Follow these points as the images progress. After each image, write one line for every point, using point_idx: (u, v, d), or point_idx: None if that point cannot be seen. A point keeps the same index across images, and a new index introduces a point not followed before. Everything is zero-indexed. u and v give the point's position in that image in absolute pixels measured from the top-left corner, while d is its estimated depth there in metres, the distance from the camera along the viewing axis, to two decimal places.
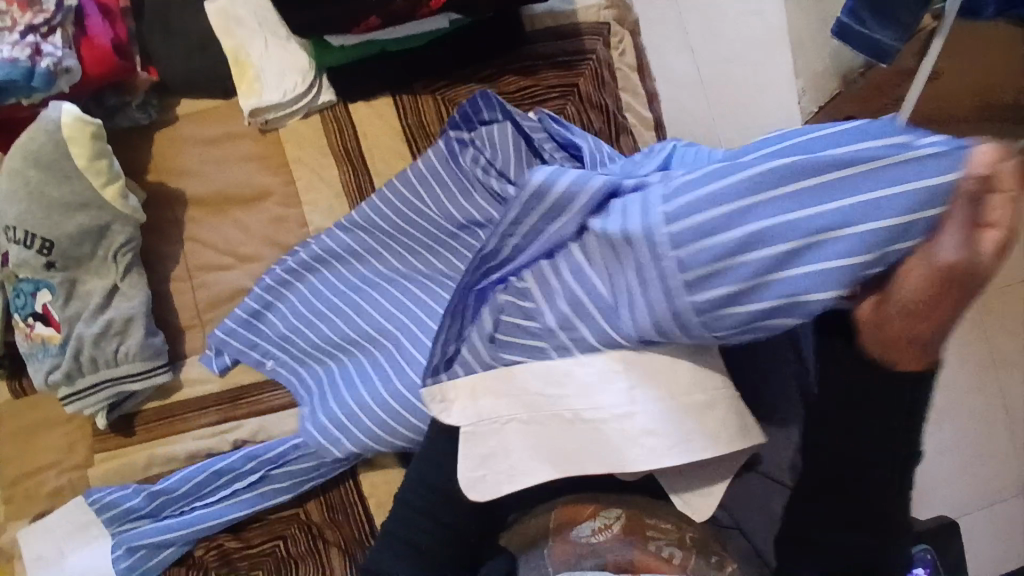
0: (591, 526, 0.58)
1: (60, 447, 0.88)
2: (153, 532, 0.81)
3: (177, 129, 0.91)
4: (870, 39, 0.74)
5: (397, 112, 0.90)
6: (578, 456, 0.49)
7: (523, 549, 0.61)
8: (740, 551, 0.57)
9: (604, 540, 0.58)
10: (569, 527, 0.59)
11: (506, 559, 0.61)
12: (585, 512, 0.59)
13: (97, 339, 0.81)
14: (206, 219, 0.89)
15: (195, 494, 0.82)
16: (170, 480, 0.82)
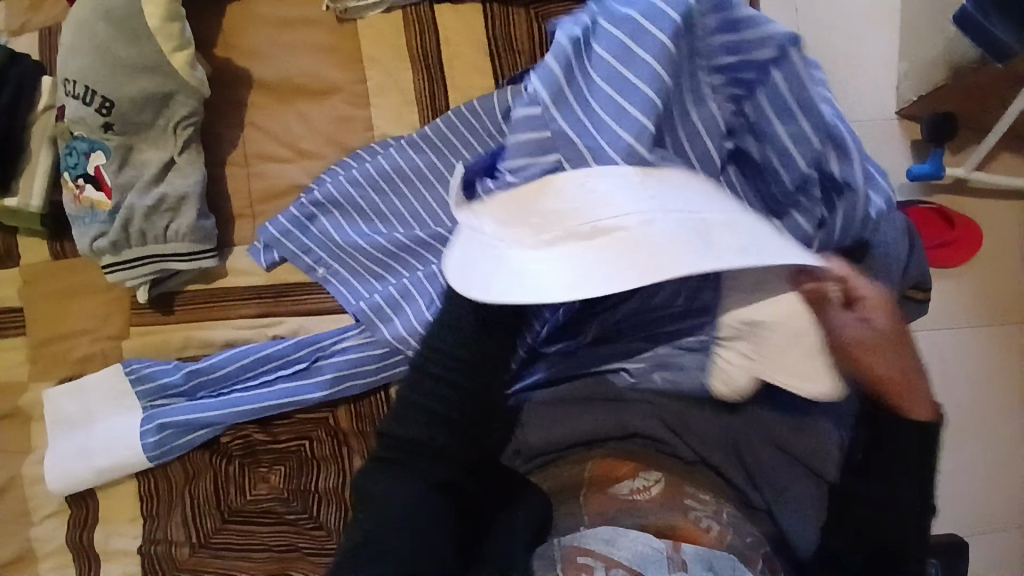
0: (630, 484, 0.62)
1: (96, 315, 0.87)
2: (184, 411, 0.82)
3: (251, 5, 0.86)
4: (987, 31, 0.81)
5: (485, 21, 0.84)
6: (632, 260, 0.41)
7: (557, 493, 0.64)
8: (767, 531, 0.63)
9: (644, 498, 0.61)
10: (606, 482, 0.63)
11: (540, 508, 0.59)
12: (623, 470, 0.63)
13: (149, 212, 0.79)
14: (270, 106, 0.85)
15: (234, 378, 0.83)
16: (210, 360, 0.83)
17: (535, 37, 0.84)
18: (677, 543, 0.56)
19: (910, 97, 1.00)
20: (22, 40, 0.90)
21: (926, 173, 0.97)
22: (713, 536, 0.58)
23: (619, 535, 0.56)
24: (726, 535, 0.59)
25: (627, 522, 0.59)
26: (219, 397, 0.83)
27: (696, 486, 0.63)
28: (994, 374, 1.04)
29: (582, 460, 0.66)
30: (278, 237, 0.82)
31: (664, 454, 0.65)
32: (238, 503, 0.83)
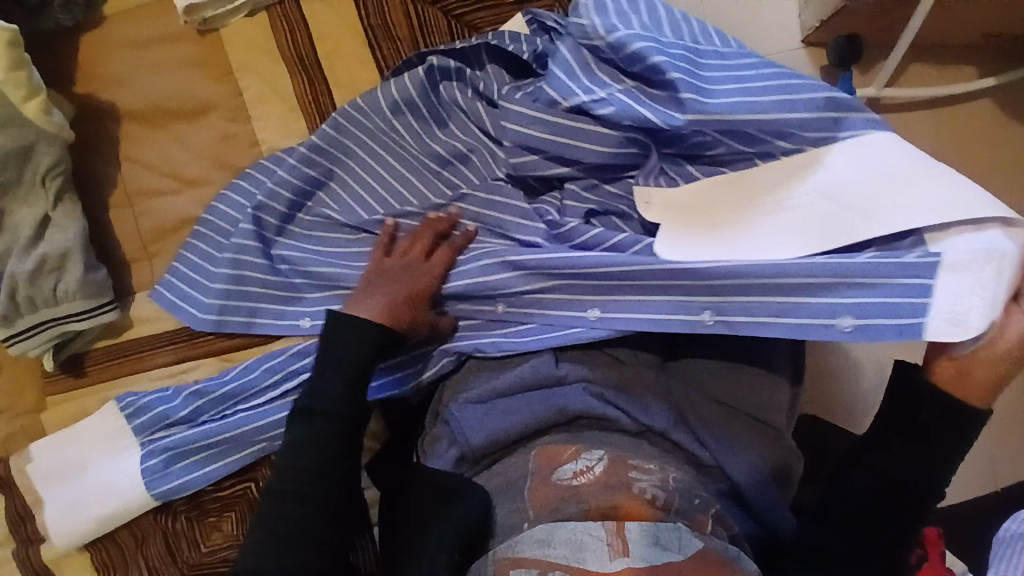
0: (571, 467, 0.62)
1: (4, 392, 0.81)
2: (206, 430, 0.75)
3: (105, 31, 0.79)
4: None
5: (358, 11, 0.79)
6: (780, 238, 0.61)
7: (500, 488, 0.65)
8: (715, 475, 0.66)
9: (585, 481, 0.61)
10: (549, 470, 0.63)
11: (480, 499, 0.65)
12: (565, 454, 0.64)
13: (33, 276, 0.73)
14: (146, 138, 0.79)
15: (237, 396, 0.76)
16: (213, 380, 0.76)
17: (414, 20, 0.79)
18: (620, 523, 0.57)
19: (812, 24, 0.98)
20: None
21: None
22: (658, 505, 0.59)
23: (555, 532, 0.57)
24: (672, 501, 0.60)
25: (572, 509, 0.59)
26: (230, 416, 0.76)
27: (639, 456, 0.63)
28: None
29: (530, 450, 0.66)
30: (222, 301, 0.75)
31: (602, 427, 0.67)
32: (194, 557, 0.80)
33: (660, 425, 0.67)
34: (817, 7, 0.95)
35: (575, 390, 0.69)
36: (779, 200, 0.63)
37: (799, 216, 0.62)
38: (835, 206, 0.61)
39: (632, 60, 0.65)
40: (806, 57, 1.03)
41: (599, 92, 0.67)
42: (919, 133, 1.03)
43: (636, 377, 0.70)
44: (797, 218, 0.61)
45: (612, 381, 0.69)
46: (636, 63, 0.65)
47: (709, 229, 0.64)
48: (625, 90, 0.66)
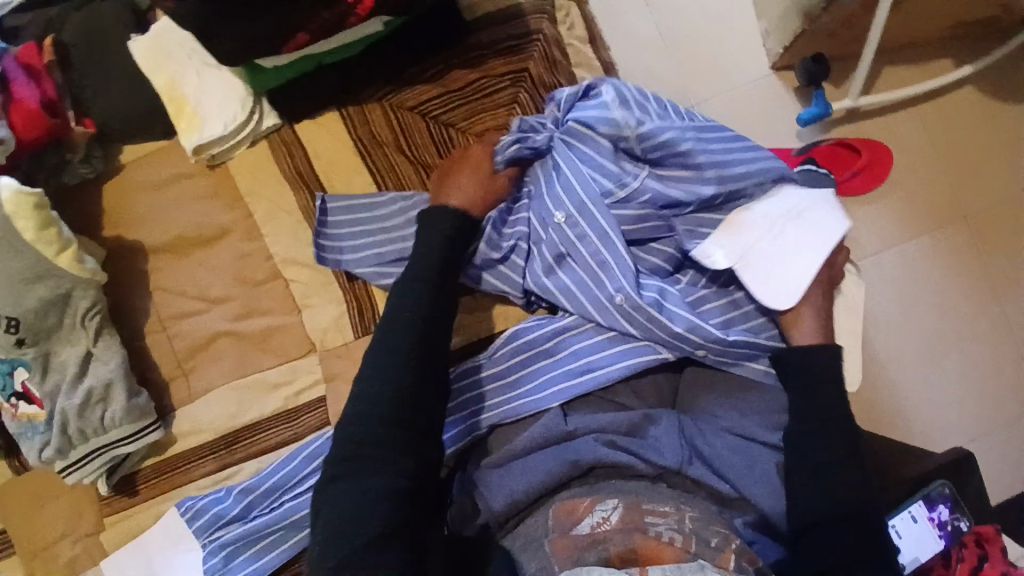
0: (589, 521, 0.65)
1: (65, 519, 0.88)
2: (260, 523, 0.79)
3: (125, 179, 0.88)
4: None
5: (347, 126, 0.87)
6: (814, 244, 0.75)
7: (522, 546, 0.68)
8: (745, 508, 0.70)
9: (603, 531, 0.64)
10: (568, 523, 0.66)
11: (504, 561, 0.67)
12: (581, 508, 0.67)
13: (81, 409, 0.79)
14: (171, 267, 0.87)
15: (287, 485, 0.80)
16: (263, 473, 0.81)
17: (397, 126, 0.87)
18: (643, 569, 0.59)
19: (777, 50, 1.15)
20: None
21: (814, 116, 1.12)
22: (678, 546, 0.61)
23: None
24: (691, 541, 0.62)
25: (590, 559, 0.61)
26: (281, 506, 0.80)
27: (653, 501, 0.67)
28: (948, 275, 1.15)
29: (548, 508, 0.69)
30: None
31: (616, 474, 0.71)
32: None
33: (674, 464, 0.71)
34: (778, 36, 1.13)
35: (586, 441, 0.73)
36: (791, 210, 0.76)
37: (809, 217, 0.76)
38: (819, 205, 0.77)
39: (652, 149, 0.78)
40: (780, 81, 1.18)
41: (632, 181, 0.79)
42: (903, 129, 1.17)
43: (647, 420, 0.74)
44: (810, 219, 0.76)
45: (624, 428, 0.74)
46: (654, 151, 0.78)
47: (766, 254, 0.75)
48: (648, 175, 0.79)
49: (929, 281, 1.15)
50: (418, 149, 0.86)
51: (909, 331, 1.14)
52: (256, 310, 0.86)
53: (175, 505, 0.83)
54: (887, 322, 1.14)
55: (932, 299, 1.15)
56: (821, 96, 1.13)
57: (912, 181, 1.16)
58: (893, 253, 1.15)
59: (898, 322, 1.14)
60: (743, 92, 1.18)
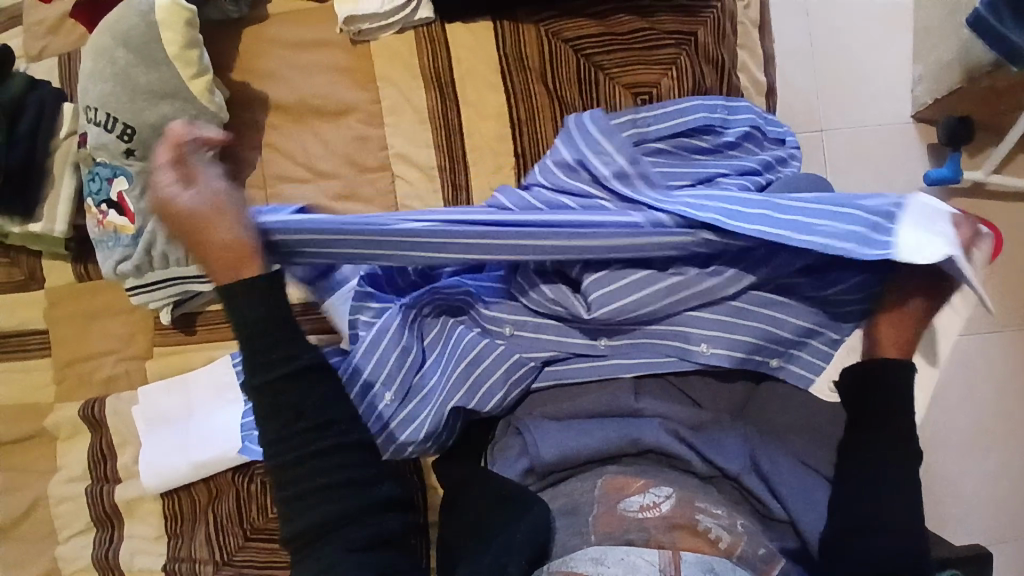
0: (639, 500, 0.66)
1: (119, 336, 0.92)
2: None
3: (264, 29, 0.88)
4: (1003, 35, 0.90)
5: (496, 39, 0.85)
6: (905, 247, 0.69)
7: (564, 510, 0.70)
8: (782, 527, 0.70)
9: (651, 516, 0.65)
10: (617, 498, 0.68)
11: (544, 510, 0.69)
12: (633, 486, 0.68)
13: (171, 236, 0.80)
14: (286, 129, 0.87)
15: None
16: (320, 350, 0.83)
17: (546, 54, 0.84)
18: (677, 554, 0.62)
19: (924, 99, 1.13)
20: (42, 66, 0.92)
21: (944, 177, 1.10)
22: (721, 547, 0.63)
23: (609, 553, 0.63)
24: (738, 546, 0.64)
25: (635, 536, 0.64)
26: None
27: (707, 500, 0.67)
28: (1016, 374, 1.12)
29: (597, 477, 0.70)
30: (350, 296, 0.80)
31: (672, 464, 0.71)
32: (260, 522, 0.87)
33: (736, 471, 0.71)
34: (929, 85, 1.11)
35: (653, 424, 0.72)
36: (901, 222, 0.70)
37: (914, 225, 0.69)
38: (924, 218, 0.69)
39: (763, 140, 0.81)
40: (918, 132, 1.16)
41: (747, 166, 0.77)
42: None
43: (715, 422, 0.74)
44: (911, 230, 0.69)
45: (690, 422, 0.73)
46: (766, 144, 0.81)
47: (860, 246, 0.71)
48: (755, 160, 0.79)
49: (994, 376, 1.12)
50: (561, 85, 0.84)
51: (964, 413, 1.11)
52: (356, 195, 0.86)
53: (228, 354, 0.88)
54: (942, 399, 1.11)
55: (991, 395, 1.12)
56: (954, 158, 1.10)
57: (1014, 269, 1.13)
58: (970, 338, 1.12)
59: (955, 405, 1.11)
60: (878, 131, 1.15)
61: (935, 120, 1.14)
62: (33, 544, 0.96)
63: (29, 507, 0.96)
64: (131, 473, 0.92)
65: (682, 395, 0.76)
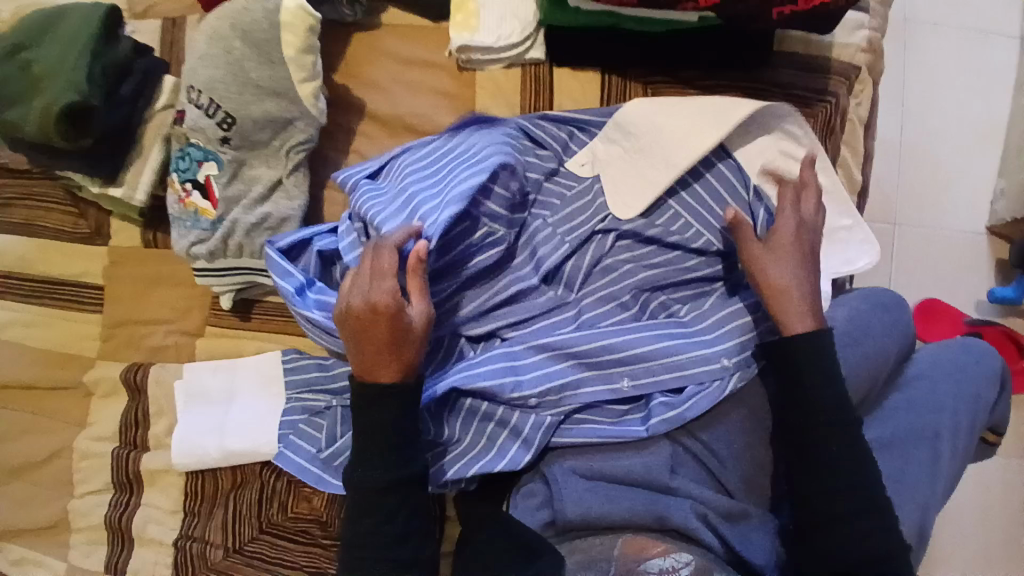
0: (659, 564, 0.70)
1: (174, 308, 0.93)
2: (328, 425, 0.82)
3: (377, 38, 0.89)
4: None
5: (602, 93, 0.85)
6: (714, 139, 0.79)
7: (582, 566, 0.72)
8: None
9: None
10: (637, 560, 0.71)
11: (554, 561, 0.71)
12: (653, 549, 0.72)
13: (251, 229, 0.81)
14: (378, 139, 0.89)
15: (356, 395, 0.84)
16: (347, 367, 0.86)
17: None
18: None
19: (1004, 216, 1.11)
20: (145, 25, 0.91)
21: (1006, 298, 1.09)
22: None
23: None
24: None
25: None
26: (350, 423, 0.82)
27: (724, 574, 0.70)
28: None
29: (616, 537, 0.73)
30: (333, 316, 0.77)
31: (698, 548, 0.72)
32: (278, 518, 0.88)
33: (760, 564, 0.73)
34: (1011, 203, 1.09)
35: (683, 505, 0.73)
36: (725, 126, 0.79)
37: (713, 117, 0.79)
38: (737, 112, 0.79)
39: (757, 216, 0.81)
40: (988, 245, 1.14)
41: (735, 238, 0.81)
42: None
43: (745, 513, 0.75)
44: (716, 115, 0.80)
45: (722, 510, 0.74)
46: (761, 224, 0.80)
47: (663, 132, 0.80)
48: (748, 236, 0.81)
49: (1013, 505, 1.10)
50: None
51: (974, 536, 1.09)
52: None
53: (278, 350, 0.89)
54: (957, 516, 1.10)
55: (1007, 522, 1.10)
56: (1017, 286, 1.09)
57: None
58: (995, 463, 1.11)
59: (968, 527, 1.10)
60: (962, 239, 1.14)
61: (1010, 238, 1.12)
62: (49, 493, 0.97)
63: (53, 454, 0.97)
64: (161, 445, 0.93)
65: (711, 473, 0.77)
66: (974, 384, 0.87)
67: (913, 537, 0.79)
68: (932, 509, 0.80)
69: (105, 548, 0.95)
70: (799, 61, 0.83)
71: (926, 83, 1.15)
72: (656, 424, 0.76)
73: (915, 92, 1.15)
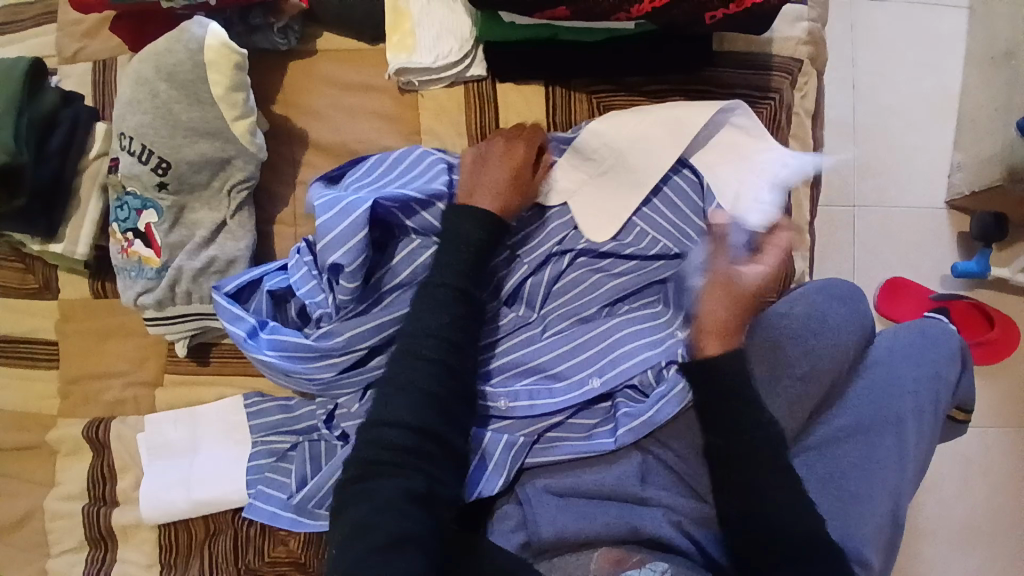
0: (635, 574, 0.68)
1: (130, 359, 0.90)
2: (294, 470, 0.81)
3: (314, 66, 0.87)
4: None
5: (546, 105, 0.83)
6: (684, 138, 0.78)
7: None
8: None
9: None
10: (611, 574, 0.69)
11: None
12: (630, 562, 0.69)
13: (198, 274, 0.79)
14: (323, 168, 0.86)
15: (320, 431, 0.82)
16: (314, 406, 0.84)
17: None
18: None
19: (962, 190, 1.11)
20: (72, 70, 0.87)
21: (972, 272, 1.09)
22: None
23: None
24: None
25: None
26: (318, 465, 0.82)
27: None
28: (1012, 474, 1.10)
29: (592, 552, 0.71)
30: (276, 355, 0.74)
31: (671, 556, 0.70)
32: (255, 564, 0.86)
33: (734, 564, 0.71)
34: (969, 176, 1.09)
35: (656, 515, 0.71)
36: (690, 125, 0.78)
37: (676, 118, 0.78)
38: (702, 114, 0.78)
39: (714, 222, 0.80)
40: (950, 220, 1.14)
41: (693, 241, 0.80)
42: None
43: None
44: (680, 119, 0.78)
45: (698, 516, 0.72)
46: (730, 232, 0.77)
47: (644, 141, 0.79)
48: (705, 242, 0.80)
49: (993, 475, 1.10)
50: None
51: (957, 507, 1.09)
52: None
53: (239, 394, 0.87)
54: (940, 492, 1.10)
55: (989, 493, 1.10)
56: (986, 257, 1.10)
57: None
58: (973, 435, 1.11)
59: (950, 498, 1.10)
60: (920, 215, 1.14)
61: (970, 211, 1.12)
62: (20, 557, 0.95)
63: (22, 516, 0.95)
64: (129, 499, 0.91)
65: (686, 479, 0.75)
66: (934, 364, 0.86)
67: (886, 525, 0.79)
68: (904, 497, 0.80)
69: None
70: (743, 59, 0.81)
71: (876, 63, 1.14)
72: (623, 435, 0.75)
73: (867, 73, 1.14)
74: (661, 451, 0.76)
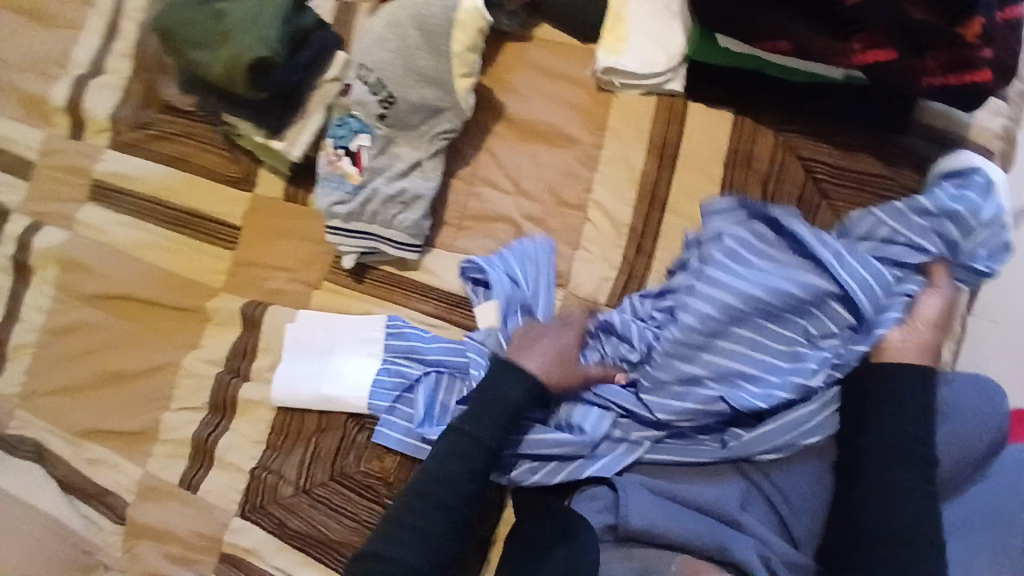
0: None
1: (296, 259, 1.03)
2: (422, 403, 0.91)
3: (527, 50, 0.97)
4: None
5: (732, 133, 0.88)
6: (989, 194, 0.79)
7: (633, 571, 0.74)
8: None
9: None
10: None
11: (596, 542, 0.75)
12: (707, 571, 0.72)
13: (387, 200, 0.89)
14: (508, 140, 0.96)
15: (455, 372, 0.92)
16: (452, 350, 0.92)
17: (776, 163, 0.86)
18: None
19: None
20: (324, 6, 1.02)
21: None
22: None
23: None
24: None
25: None
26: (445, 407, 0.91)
27: None
28: None
29: (674, 554, 0.74)
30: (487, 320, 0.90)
31: None
32: (350, 470, 0.94)
33: None
34: None
35: (748, 542, 0.74)
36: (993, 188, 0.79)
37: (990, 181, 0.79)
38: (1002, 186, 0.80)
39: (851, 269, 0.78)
40: None
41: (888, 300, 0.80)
42: None
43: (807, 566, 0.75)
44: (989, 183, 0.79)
45: (786, 558, 0.74)
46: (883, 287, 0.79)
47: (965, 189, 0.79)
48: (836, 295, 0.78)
49: None
50: (780, 196, 0.86)
51: None
52: (544, 223, 0.93)
53: (381, 315, 0.96)
54: None
55: None
56: None
57: None
58: None
59: None
60: None
61: None
62: (146, 399, 1.07)
63: (158, 366, 1.08)
64: (258, 379, 1.02)
65: (778, 519, 0.77)
66: None
67: None
68: None
69: (184, 463, 1.03)
70: (939, 134, 0.85)
71: None
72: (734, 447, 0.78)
73: None
74: (759, 483, 0.78)
